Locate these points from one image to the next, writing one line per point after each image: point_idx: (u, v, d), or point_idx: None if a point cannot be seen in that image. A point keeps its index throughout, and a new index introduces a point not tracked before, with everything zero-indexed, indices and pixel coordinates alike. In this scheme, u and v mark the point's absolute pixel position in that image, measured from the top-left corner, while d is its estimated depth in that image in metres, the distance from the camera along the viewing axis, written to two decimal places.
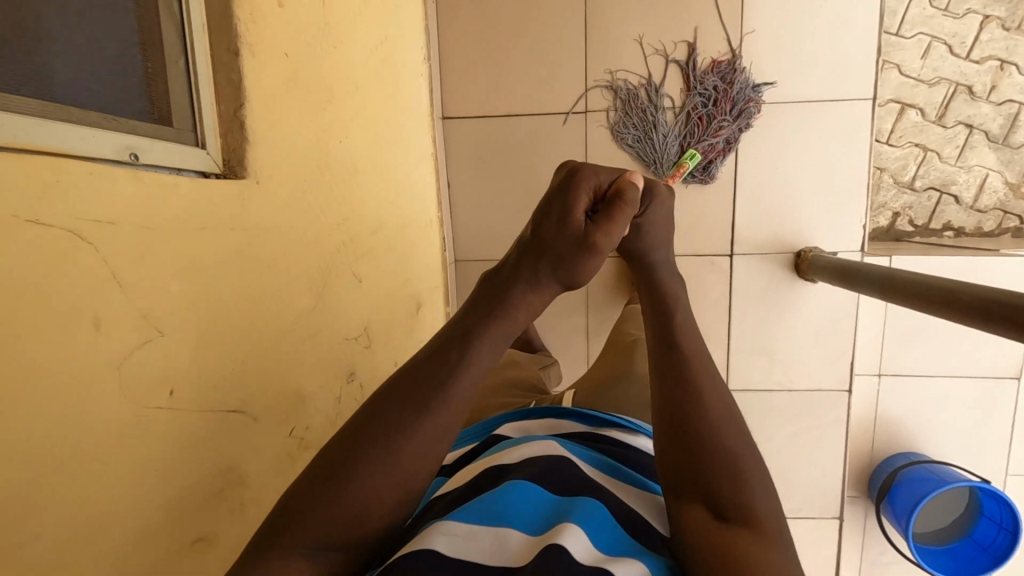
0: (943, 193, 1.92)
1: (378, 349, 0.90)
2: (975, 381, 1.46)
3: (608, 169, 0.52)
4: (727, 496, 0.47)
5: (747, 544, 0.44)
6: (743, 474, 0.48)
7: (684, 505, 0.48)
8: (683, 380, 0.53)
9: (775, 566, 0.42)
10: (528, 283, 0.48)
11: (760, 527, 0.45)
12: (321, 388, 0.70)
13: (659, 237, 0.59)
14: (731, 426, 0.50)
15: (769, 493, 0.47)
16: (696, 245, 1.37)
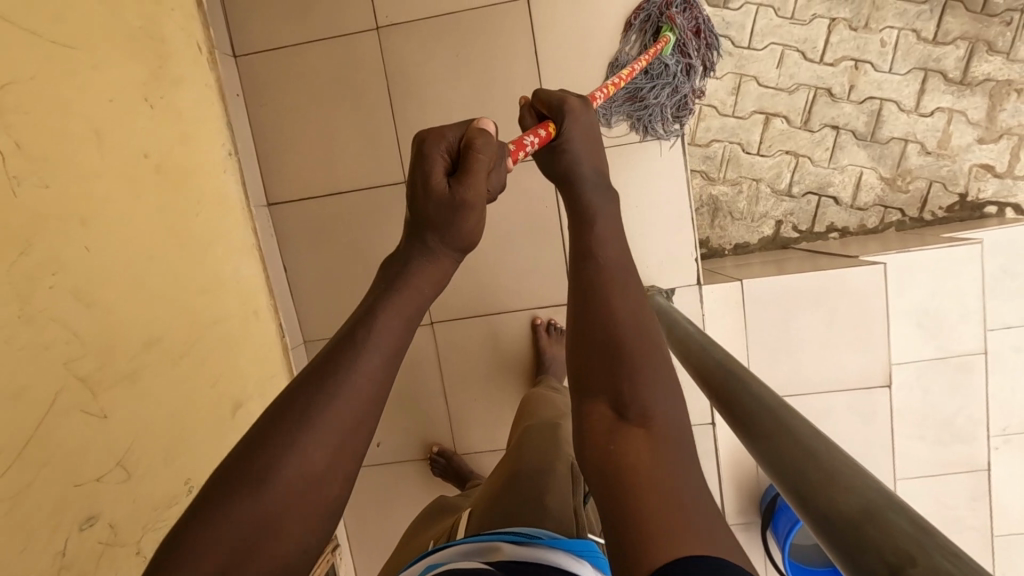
0: (822, 196, 1.92)
1: (150, 474, 0.89)
2: (845, 391, 1.46)
3: (455, 131, 0.64)
4: (626, 392, 0.61)
5: (634, 442, 0.58)
6: (641, 376, 0.61)
7: (596, 408, 0.63)
8: (598, 300, 0.66)
9: (653, 465, 0.55)
10: (426, 249, 0.61)
11: (651, 426, 0.59)
12: (27, 548, 0.69)
13: (580, 155, 0.77)
14: (645, 339, 0.64)
15: (669, 386, 0.61)
16: (537, 296, 1.37)
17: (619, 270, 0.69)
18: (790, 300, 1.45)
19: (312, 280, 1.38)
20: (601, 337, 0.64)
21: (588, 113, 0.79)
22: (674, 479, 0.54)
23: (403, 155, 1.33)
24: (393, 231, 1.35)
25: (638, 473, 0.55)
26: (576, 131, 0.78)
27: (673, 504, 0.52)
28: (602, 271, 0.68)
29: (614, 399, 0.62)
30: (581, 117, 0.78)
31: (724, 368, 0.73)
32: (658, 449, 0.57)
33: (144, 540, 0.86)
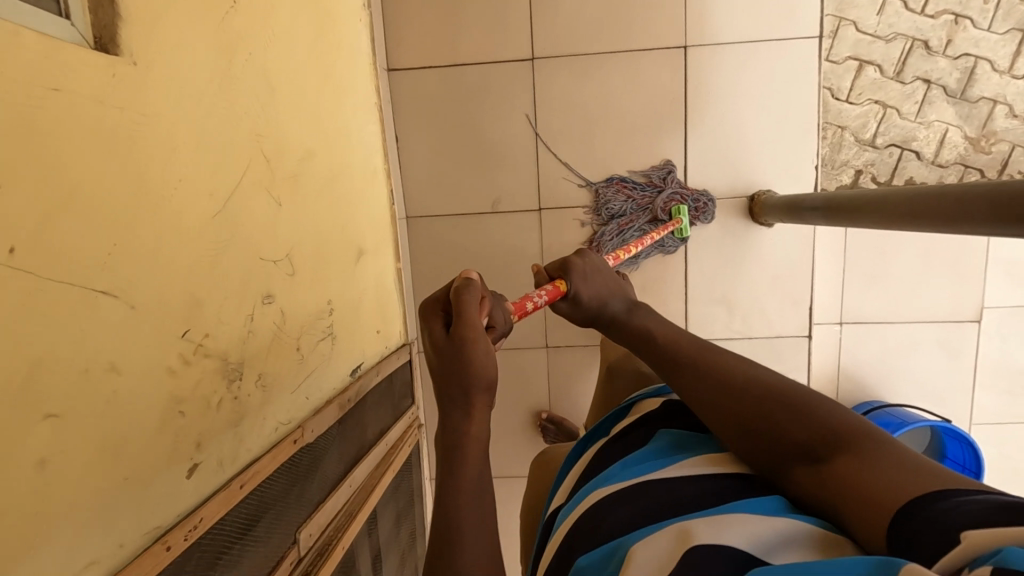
0: (905, 150, 1.65)
1: (306, 280, 0.86)
2: (933, 325, 1.46)
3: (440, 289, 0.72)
4: (800, 439, 0.54)
5: (843, 466, 0.50)
6: (802, 412, 0.56)
7: (789, 469, 0.54)
8: (709, 385, 0.65)
9: (879, 467, 0.47)
10: (462, 404, 0.63)
11: (844, 443, 0.51)
12: (228, 300, 0.66)
13: (599, 296, 0.87)
14: (744, 379, 0.63)
15: (836, 408, 0.56)
16: (651, 192, 1.36)
17: (704, 355, 0.69)
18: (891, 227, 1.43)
19: (422, 155, 1.36)
20: (730, 409, 0.61)
21: (469, 284, 0.70)
22: (909, 461, 0.47)
23: (534, 31, 1.30)
24: (512, 109, 1.33)
25: (872, 484, 0.46)
26: (471, 333, 0.65)
27: (905, 472, 0.46)
28: (692, 358, 0.69)
29: (789, 448, 0.55)
30: (468, 305, 0.68)
31: (938, 189, 0.72)
32: (869, 453, 0.49)
33: (300, 341, 0.83)
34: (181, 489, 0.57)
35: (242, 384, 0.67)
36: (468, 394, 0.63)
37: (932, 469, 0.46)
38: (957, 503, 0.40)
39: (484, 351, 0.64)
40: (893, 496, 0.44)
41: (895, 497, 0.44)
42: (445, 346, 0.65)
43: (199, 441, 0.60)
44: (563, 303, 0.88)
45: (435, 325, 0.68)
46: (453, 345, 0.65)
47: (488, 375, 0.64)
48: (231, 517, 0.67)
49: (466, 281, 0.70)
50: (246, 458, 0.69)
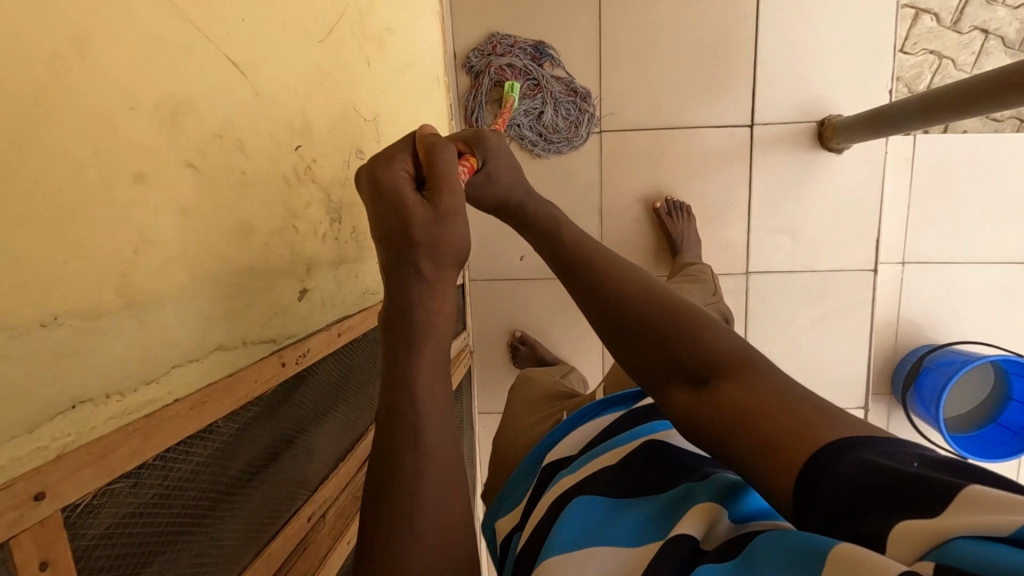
0: None
1: (388, 154, 0.82)
2: (999, 266, 1.41)
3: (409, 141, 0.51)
4: (683, 359, 0.47)
5: (728, 393, 0.44)
6: (690, 329, 0.48)
7: (666, 388, 0.49)
8: (586, 287, 0.54)
9: (763, 395, 0.42)
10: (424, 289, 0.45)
11: (731, 365, 0.45)
12: (330, 135, 0.62)
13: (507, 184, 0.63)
14: (628, 277, 0.52)
15: (723, 330, 0.48)
16: (717, 115, 1.32)
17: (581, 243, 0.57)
18: (959, 161, 1.38)
19: (480, 73, 1.32)
20: (615, 321, 0.51)
21: (447, 146, 0.50)
22: (789, 390, 0.42)
23: None
24: (576, 25, 1.29)
25: (762, 421, 0.40)
26: (447, 193, 0.47)
27: (804, 413, 0.39)
28: (568, 248, 0.57)
29: (679, 365, 0.48)
30: (447, 162, 0.48)
31: None
32: (757, 378, 0.44)
33: None
34: (293, 310, 0.53)
35: (341, 228, 0.64)
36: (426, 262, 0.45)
37: (840, 418, 0.39)
38: (860, 456, 0.34)
39: (457, 214, 0.47)
40: (777, 440, 0.39)
41: (781, 444, 0.38)
42: (424, 221, 0.45)
43: (309, 266, 0.56)
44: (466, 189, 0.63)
45: (398, 177, 0.48)
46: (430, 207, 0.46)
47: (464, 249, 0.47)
48: (330, 368, 0.63)
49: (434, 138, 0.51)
50: (343, 311, 0.65)
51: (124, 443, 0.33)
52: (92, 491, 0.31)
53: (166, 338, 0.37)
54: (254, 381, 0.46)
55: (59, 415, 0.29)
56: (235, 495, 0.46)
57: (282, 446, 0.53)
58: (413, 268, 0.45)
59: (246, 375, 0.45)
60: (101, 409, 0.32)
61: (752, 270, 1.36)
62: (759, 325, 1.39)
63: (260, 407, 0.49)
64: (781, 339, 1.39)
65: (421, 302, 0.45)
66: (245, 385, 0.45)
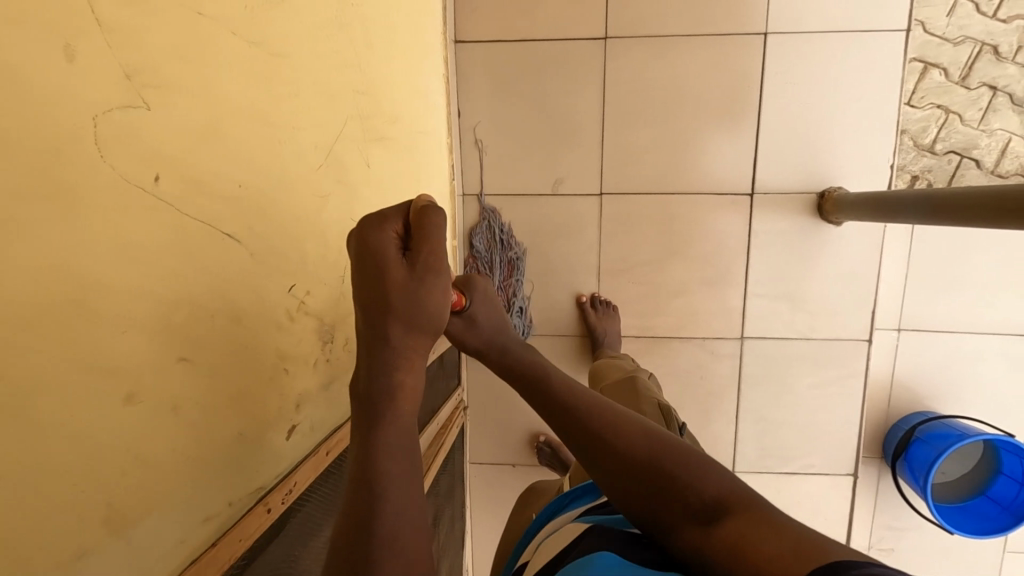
0: (965, 158, 1.48)
1: None
2: (996, 338, 1.41)
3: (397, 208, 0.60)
4: (692, 501, 0.53)
5: (731, 525, 0.49)
6: (687, 474, 0.55)
7: (678, 531, 0.53)
8: (595, 443, 0.61)
9: (763, 524, 0.48)
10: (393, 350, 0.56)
11: (731, 501, 0.52)
12: (326, 258, 0.63)
13: (489, 321, 0.78)
14: (627, 428, 0.61)
15: (723, 476, 0.56)
16: (718, 181, 1.32)
17: (594, 405, 0.65)
18: (958, 233, 1.38)
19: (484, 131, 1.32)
20: (617, 463, 0.59)
21: (436, 207, 0.59)
22: (780, 522, 0.48)
23: (610, 10, 1.26)
24: (581, 88, 1.30)
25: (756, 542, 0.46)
26: (433, 258, 0.57)
27: (796, 539, 0.45)
28: (575, 409, 0.65)
29: (682, 505, 0.54)
30: (439, 225, 0.58)
31: None
32: (758, 511, 0.50)
33: None
34: (282, 450, 0.54)
35: (333, 348, 0.65)
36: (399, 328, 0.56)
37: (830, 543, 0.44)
38: None
39: (438, 278, 0.57)
40: (779, 568, 0.43)
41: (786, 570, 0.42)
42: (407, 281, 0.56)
43: (298, 401, 0.57)
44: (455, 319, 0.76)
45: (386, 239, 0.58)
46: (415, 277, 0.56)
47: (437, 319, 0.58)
48: (319, 485, 0.64)
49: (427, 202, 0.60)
50: (333, 426, 0.66)
51: None
52: None
53: (151, 539, 0.38)
54: (239, 539, 0.47)
55: None
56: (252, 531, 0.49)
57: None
58: (387, 333, 0.56)
59: (229, 538, 0.46)
60: None
61: (748, 335, 1.36)
62: (752, 390, 1.38)
63: (243, 559, 0.50)
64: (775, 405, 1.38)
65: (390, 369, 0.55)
66: (229, 548, 0.46)
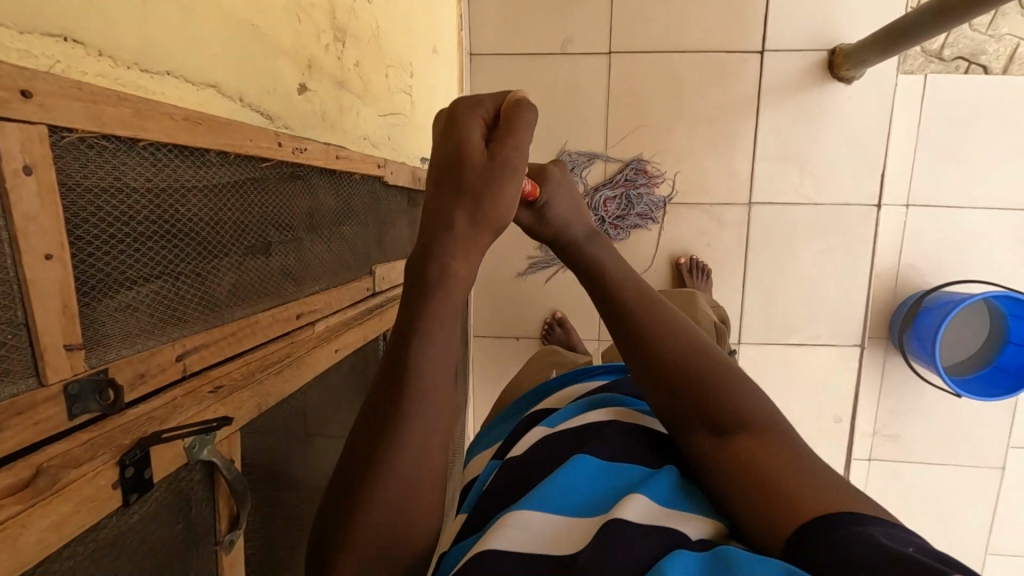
0: (972, 64, 1.36)
1: (395, 16, 0.82)
2: (1005, 213, 1.41)
3: (490, 96, 0.50)
4: (714, 410, 0.48)
5: (748, 449, 0.45)
6: (724, 389, 0.49)
7: (688, 432, 0.49)
8: (634, 329, 0.54)
9: (781, 461, 0.44)
10: (441, 246, 0.45)
11: (755, 427, 0.47)
12: None
13: (568, 216, 0.61)
14: (669, 329, 0.53)
15: (761, 396, 0.49)
16: (728, 41, 1.31)
17: (638, 289, 0.57)
18: (970, 101, 1.37)
19: None
20: (650, 357, 0.52)
21: (534, 108, 0.49)
22: (805, 466, 0.43)
23: None
24: None
25: (775, 480, 0.42)
26: (515, 155, 0.46)
27: (822, 491, 0.41)
28: (611, 273, 0.58)
29: (710, 419, 0.48)
30: (526, 126, 0.47)
31: None
32: (777, 443, 0.45)
33: (389, 72, 0.79)
34: (293, 100, 0.53)
35: (344, 53, 0.63)
36: (467, 207, 0.45)
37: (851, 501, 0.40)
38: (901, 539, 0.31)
39: (516, 177, 0.46)
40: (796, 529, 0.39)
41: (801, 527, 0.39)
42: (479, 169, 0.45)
43: (310, 65, 0.55)
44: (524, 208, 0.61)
45: (473, 124, 0.47)
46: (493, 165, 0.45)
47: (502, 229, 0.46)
48: (328, 194, 0.64)
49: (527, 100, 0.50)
50: (342, 142, 0.65)
51: (114, 103, 0.33)
52: (82, 130, 0.31)
53: (160, 35, 0.37)
54: (252, 139, 0.46)
55: (46, 36, 0.30)
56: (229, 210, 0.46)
57: (273, 233, 0.53)
58: (440, 227, 0.45)
59: (243, 127, 0.45)
60: (91, 62, 0.33)
61: (755, 200, 1.36)
62: (759, 259, 1.38)
63: (253, 174, 0.48)
64: (781, 274, 1.38)
65: (445, 255, 0.44)
66: (241, 137, 0.45)
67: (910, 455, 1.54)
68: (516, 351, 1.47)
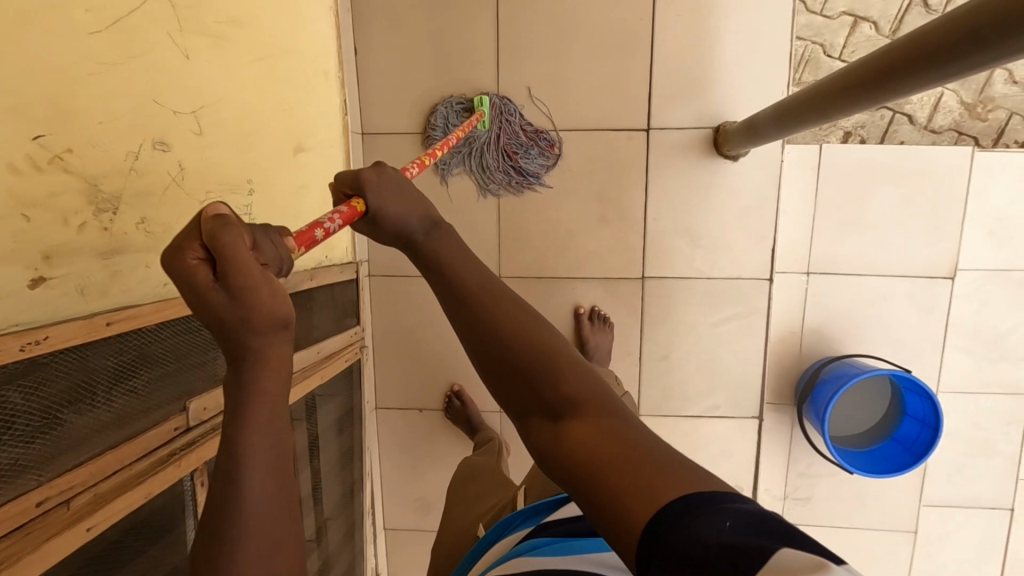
0: (897, 113, 1.42)
1: (218, 146, 0.83)
2: (905, 279, 1.41)
3: (190, 224, 0.44)
4: (548, 399, 0.54)
5: (581, 430, 0.51)
6: (557, 376, 0.54)
7: (533, 425, 0.55)
8: (475, 338, 0.58)
9: (610, 437, 0.49)
10: (254, 360, 0.44)
11: (588, 405, 0.52)
12: (105, 128, 0.63)
13: (403, 216, 0.65)
14: (490, 311, 0.59)
15: (586, 375, 0.55)
16: (615, 118, 1.31)
17: (478, 281, 0.61)
18: (864, 169, 1.38)
19: (380, 69, 1.33)
20: (495, 359, 0.57)
21: (230, 219, 0.44)
22: (632, 437, 0.49)
23: None
24: (478, 23, 1.29)
25: (605, 458, 0.48)
26: (242, 274, 0.42)
27: (643, 457, 0.47)
28: (461, 279, 0.62)
29: (548, 408, 0.54)
30: (234, 241, 0.42)
31: (892, 46, 0.68)
32: (608, 418, 0.51)
33: (207, 205, 0.80)
34: (22, 298, 0.54)
35: (116, 220, 0.64)
36: (258, 336, 0.44)
37: (678, 463, 0.46)
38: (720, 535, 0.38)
39: (259, 286, 0.43)
40: (632, 497, 0.44)
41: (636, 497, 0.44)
42: (223, 299, 0.43)
43: (49, 255, 0.56)
44: (359, 223, 0.67)
45: (193, 270, 0.43)
46: (224, 287, 0.42)
47: (285, 312, 0.45)
48: (106, 357, 0.65)
49: (218, 212, 0.45)
50: (120, 303, 0.66)
51: None
52: None
53: None
54: None
55: None
56: None
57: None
58: (239, 344, 0.44)
59: None
60: None
61: (648, 273, 1.36)
62: (654, 331, 1.38)
63: None
64: (677, 345, 1.38)
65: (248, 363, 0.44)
66: None
67: (823, 517, 1.53)
68: (419, 423, 1.47)
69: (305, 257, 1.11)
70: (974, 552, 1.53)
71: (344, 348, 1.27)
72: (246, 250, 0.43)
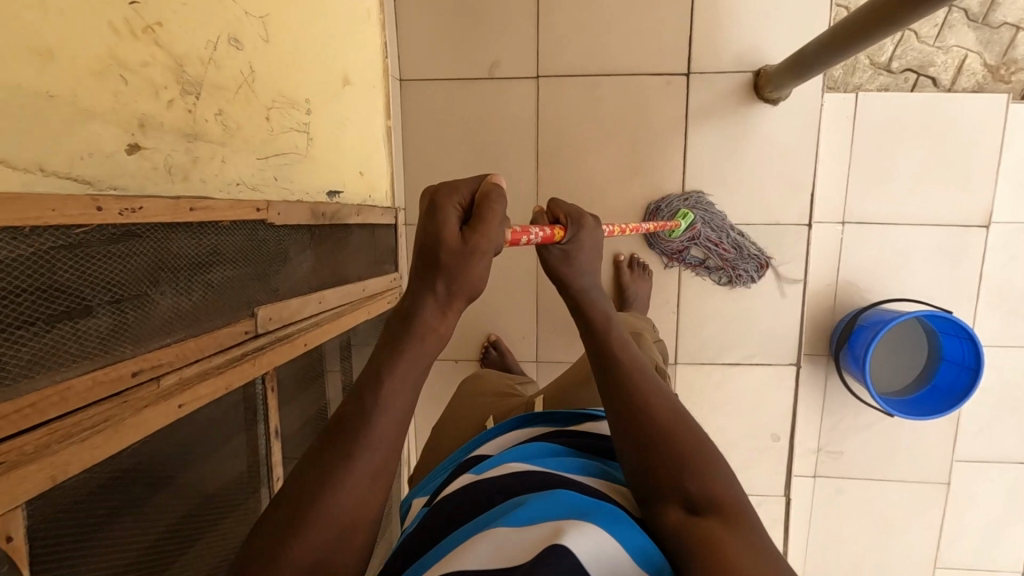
0: (920, 78, 1.41)
1: (281, 57, 0.82)
2: (939, 228, 1.41)
3: (469, 183, 0.55)
4: (688, 487, 0.52)
5: (716, 531, 0.49)
6: (701, 468, 0.53)
7: (660, 506, 0.53)
8: (627, 409, 0.58)
9: (746, 550, 0.47)
10: (433, 315, 0.51)
11: (725, 511, 0.51)
12: (189, 10, 0.62)
13: (587, 269, 0.69)
14: (652, 394, 0.59)
15: (729, 480, 0.54)
16: (653, 64, 1.31)
17: (642, 364, 0.62)
18: (898, 118, 1.38)
19: (417, 15, 1.32)
20: (635, 428, 0.57)
21: (500, 192, 0.54)
22: (766, 557, 0.46)
23: None
24: None
25: (738, 561, 0.45)
26: (483, 236, 0.51)
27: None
28: (616, 351, 0.62)
29: (681, 493, 0.52)
30: (497, 212, 0.53)
31: None
32: (745, 530, 0.49)
33: (272, 115, 0.80)
34: (120, 161, 0.54)
35: (198, 105, 0.64)
36: (438, 294, 0.51)
37: None
38: None
39: (484, 255, 0.52)
40: None
41: None
42: (455, 247, 0.51)
43: (142, 123, 0.56)
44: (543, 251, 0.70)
45: (450, 213, 0.52)
46: (464, 237, 0.51)
47: (478, 286, 0.53)
48: (188, 245, 0.64)
49: (496, 183, 0.55)
50: (201, 192, 0.66)
51: None
52: None
53: None
54: (55, 208, 0.47)
55: None
56: (30, 279, 0.46)
57: (96, 295, 0.53)
58: (431, 289, 0.51)
59: (40, 199, 0.45)
60: None
61: (686, 221, 1.36)
62: (691, 278, 1.38)
63: (66, 240, 0.49)
64: (714, 293, 1.38)
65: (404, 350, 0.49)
66: (38, 211, 0.45)
67: (856, 470, 1.53)
68: (454, 374, 1.46)
69: (352, 193, 1.11)
70: (1005, 503, 1.54)
71: (384, 290, 1.26)
72: (492, 225, 0.52)
